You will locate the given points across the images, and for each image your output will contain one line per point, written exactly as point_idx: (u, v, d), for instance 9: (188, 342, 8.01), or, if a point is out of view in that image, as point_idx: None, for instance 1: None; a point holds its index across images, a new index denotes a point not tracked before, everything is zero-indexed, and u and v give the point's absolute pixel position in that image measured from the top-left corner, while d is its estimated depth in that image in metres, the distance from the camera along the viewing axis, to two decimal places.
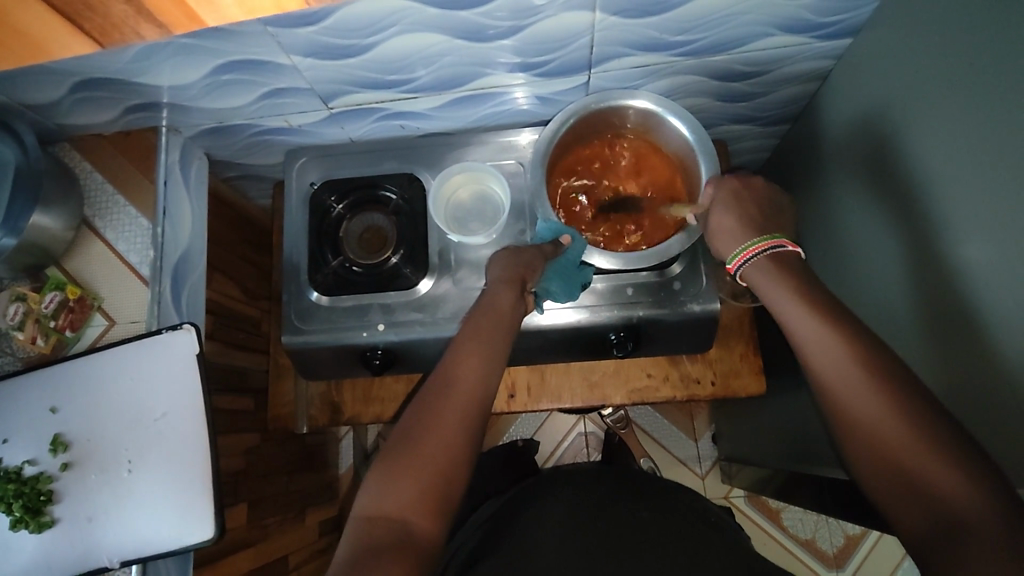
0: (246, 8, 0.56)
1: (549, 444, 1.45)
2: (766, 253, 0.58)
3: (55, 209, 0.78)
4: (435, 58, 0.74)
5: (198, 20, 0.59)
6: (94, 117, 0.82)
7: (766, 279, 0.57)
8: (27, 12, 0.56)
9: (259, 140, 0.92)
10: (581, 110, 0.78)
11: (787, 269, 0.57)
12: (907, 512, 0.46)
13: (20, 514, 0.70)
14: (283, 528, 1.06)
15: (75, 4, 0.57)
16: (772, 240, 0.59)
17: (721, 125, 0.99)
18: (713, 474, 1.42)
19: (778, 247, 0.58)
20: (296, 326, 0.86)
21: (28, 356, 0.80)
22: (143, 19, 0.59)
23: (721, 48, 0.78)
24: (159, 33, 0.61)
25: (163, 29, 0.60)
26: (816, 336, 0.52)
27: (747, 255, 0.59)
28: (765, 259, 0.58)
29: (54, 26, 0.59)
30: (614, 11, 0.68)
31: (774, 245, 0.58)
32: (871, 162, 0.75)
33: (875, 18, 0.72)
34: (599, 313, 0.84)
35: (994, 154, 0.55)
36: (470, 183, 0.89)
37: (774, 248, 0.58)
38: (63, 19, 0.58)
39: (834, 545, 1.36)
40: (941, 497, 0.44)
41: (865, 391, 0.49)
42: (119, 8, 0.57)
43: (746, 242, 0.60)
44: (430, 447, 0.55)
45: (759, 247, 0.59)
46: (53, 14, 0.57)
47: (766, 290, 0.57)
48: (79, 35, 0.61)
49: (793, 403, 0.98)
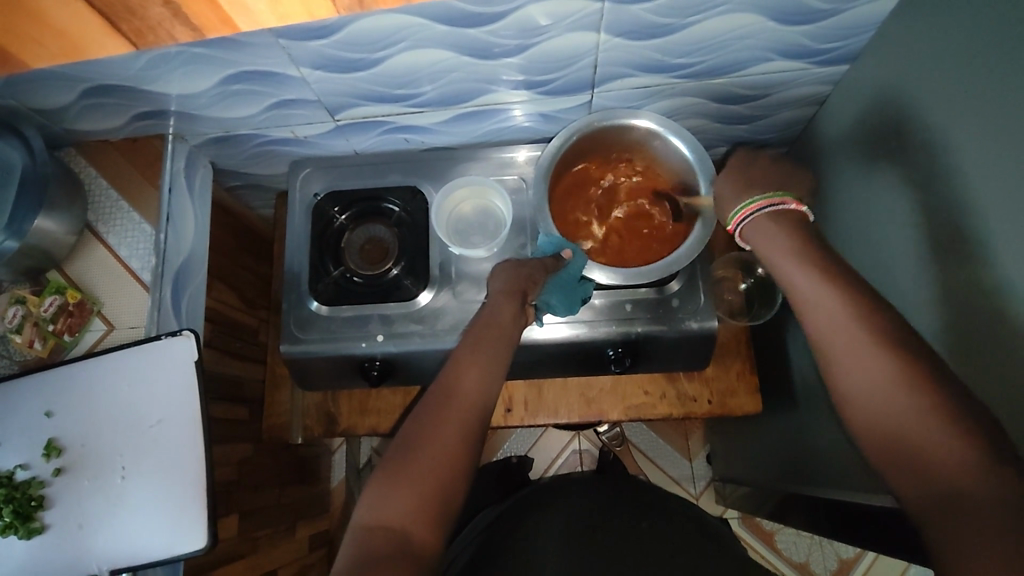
0: (279, 13, 0.57)
1: (543, 462, 1.44)
2: (768, 210, 0.59)
3: (59, 213, 0.79)
4: (441, 74, 0.75)
5: (231, 24, 0.59)
6: (101, 124, 0.83)
7: (766, 237, 0.59)
8: (67, 13, 0.57)
9: (264, 151, 0.93)
10: (584, 127, 0.79)
11: (788, 226, 0.58)
12: (908, 487, 0.46)
13: (10, 520, 0.69)
14: (274, 541, 1.05)
15: (113, 6, 0.58)
16: (781, 197, 0.60)
17: (720, 146, 1.01)
18: (708, 495, 1.42)
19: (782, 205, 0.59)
20: (296, 335, 0.86)
21: (25, 359, 0.79)
22: (179, 21, 0.59)
23: (720, 72, 0.80)
24: (192, 37, 0.61)
25: (195, 33, 0.61)
26: (829, 319, 0.52)
27: (750, 210, 0.60)
28: (770, 216, 0.59)
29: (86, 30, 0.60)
30: (619, 32, 0.70)
31: (777, 203, 0.59)
32: (869, 184, 0.76)
33: (871, 45, 0.74)
34: (598, 329, 0.85)
35: (989, 179, 0.56)
36: (472, 197, 0.90)
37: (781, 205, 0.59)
38: (93, 18, 0.59)
39: (828, 569, 1.35)
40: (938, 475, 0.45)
41: (866, 386, 0.49)
42: (156, 12, 0.58)
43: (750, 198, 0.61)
44: (430, 454, 0.55)
45: (762, 204, 0.60)
46: (83, 14, 0.58)
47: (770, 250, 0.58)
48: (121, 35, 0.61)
49: (789, 423, 0.98)
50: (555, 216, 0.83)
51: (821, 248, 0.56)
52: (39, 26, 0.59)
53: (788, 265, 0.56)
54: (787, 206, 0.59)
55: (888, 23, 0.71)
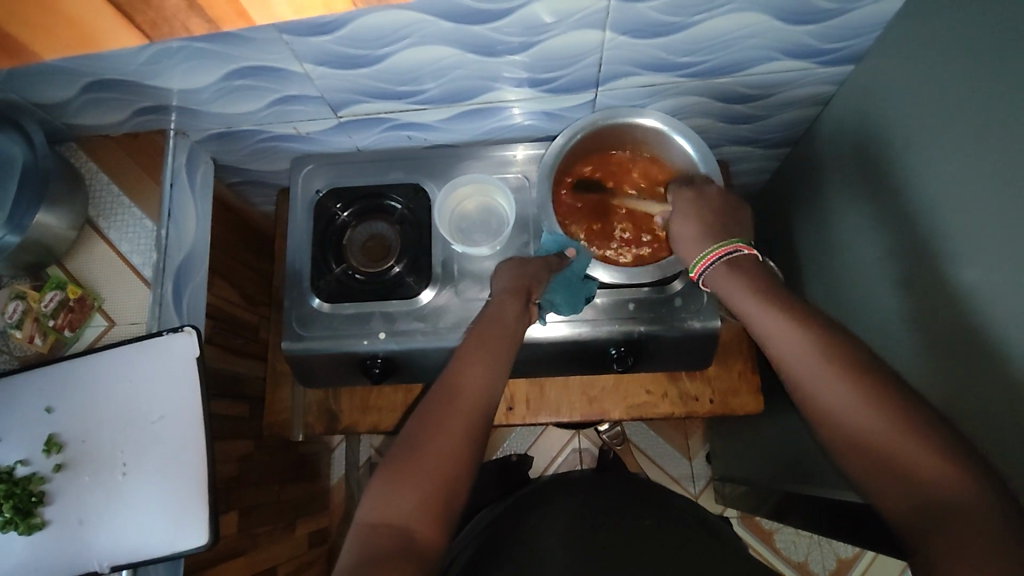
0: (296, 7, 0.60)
1: (543, 460, 1.44)
2: (723, 258, 0.64)
3: (59, 209, 0.78)
4: (445, 71, 0.75)
5: (247, 18, 0.62)
6: (102, 118, 0.83)
7: (728, 281, 0.62)
8: None
9: (266, 147, 0.93)
10: (588, 126, 0.79)
11: (746, 272, 0.62)
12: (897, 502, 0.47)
13: (10, 516, 0.68)
14: (273, 538, 1.04)
15: None
16: (733, 245, 0.65)
17: (723, 146, 1.01)
18: (707, 494, 1.42)
19: (734, 252, 0.64)
20: (297, 333, 0.86)
21: (25, 354, 0.79)
22: (194, 13, 0.61)
23: (724, 71, 0.80)
24: (207, 28, 0.63)
25: (210, 25, 0.63)
26: (795, 342, 0.54)
27: (709, 259, 0.65)
28: (723, 265, 0.64)
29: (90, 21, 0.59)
30: (623, 30, 0.70)
31: (730, 250, 0.64)
32: (871, 185, 0.76)
33: (876, 46, 0.74)
34: (601, 328, 0.85)
35: (992, 180, 0.56)
36: (476, 195, 0.90)
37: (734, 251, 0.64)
38: (106, 7, 0.59)
39: (826, 568, 1.36)
40: (925, 486, 0.46)
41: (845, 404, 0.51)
42: (171, 3, 0.59)
43: (708, 248, 0.66)
44: (435, 452, 0.55)
45: (718, 252, 0.64)
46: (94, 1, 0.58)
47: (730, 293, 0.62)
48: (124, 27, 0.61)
49: (789, 422, 0.98)
50: (558, 213, 0.83)
51: (774, 289, 0.60)
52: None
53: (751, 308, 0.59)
54: (739, 252, 0.64)
55: (892, 24, 0.71)
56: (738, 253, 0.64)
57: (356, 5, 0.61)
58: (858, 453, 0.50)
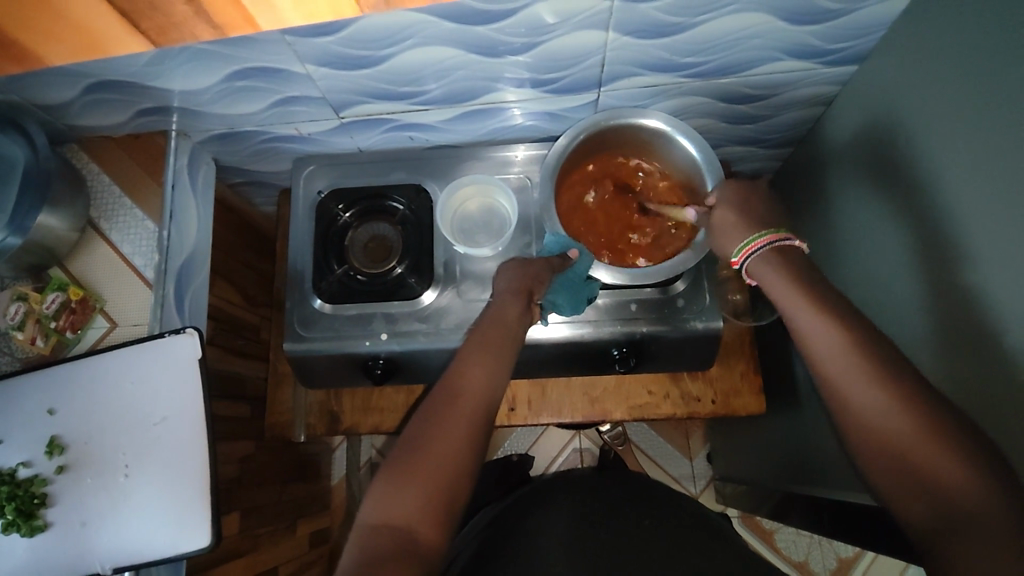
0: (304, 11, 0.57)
1: (543, 460, 1.44)
2: (775, 247, 0.59)
3: (61, 210, 0.78)
4: (447, 72, 0.75)
5: (254, 23, 0.59)
6: (104, 120, 0.83)
7: (769, 273, 0.59)
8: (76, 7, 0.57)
9: (268, 147, 0.92)
10: (590, 127, 0.79)
11: (792, 263, 0.58)
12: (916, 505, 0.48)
13: (12, 518, 0.69)
14: (275, 539, 1.04)
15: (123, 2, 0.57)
16: (782, 233, 0.60)
17: (725, 146, 1.01)
18: (708, 494, 1.42)
19: (786, 242, 0.60)
20: (299, 333, 0.86)
21: (27, 356, 0.79)
22: (201, 19, 0.59)
23: (727, 71, 0.80)
24: (214, 34, 0.61)
25: (217, 31, 0.60)
26: (825, 342, 0.53)
27: (755, 245, 0.60)
28: (772, 252, 0.59)
29: (93, 23, 0.59)
30: (627, 31, 0.70)
31: (782, 240, 0.60)
32: (874, 186, 0.76)
33: (879, 46, 0.74)
34: (603, 328, 0.85)
35: (997, 182, 0.56)
36: (477, 195, 0.90)
37: (781, 240, 0.60)
38: (112, 16, 0.58)
39: (827, 567, 1.36)
40: (942, 487, 0.47)
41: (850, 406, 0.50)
42: (179, 9, 0.57)
43: (753, 234, 0.61)
44: (437, 454, 0.55)
45: (768, 239, 0.60)
46: (100, 12, 0.57)
47: (771, 283, 0.58)
48: (126, 30, 0.61)
49: (791, 423, 0.98)
50: (560, 213, 0.82)
51: (821, 281, 0.56)
52: (49, 23, 0.58)
53: (791, 301, 0.56)
54: (790, 243, 0.60)
55: (896, 24, 0.71)
56: (789, 243, 0.60)
57: (364, 9, 0.58)
58: (874, 452, 0.50)
